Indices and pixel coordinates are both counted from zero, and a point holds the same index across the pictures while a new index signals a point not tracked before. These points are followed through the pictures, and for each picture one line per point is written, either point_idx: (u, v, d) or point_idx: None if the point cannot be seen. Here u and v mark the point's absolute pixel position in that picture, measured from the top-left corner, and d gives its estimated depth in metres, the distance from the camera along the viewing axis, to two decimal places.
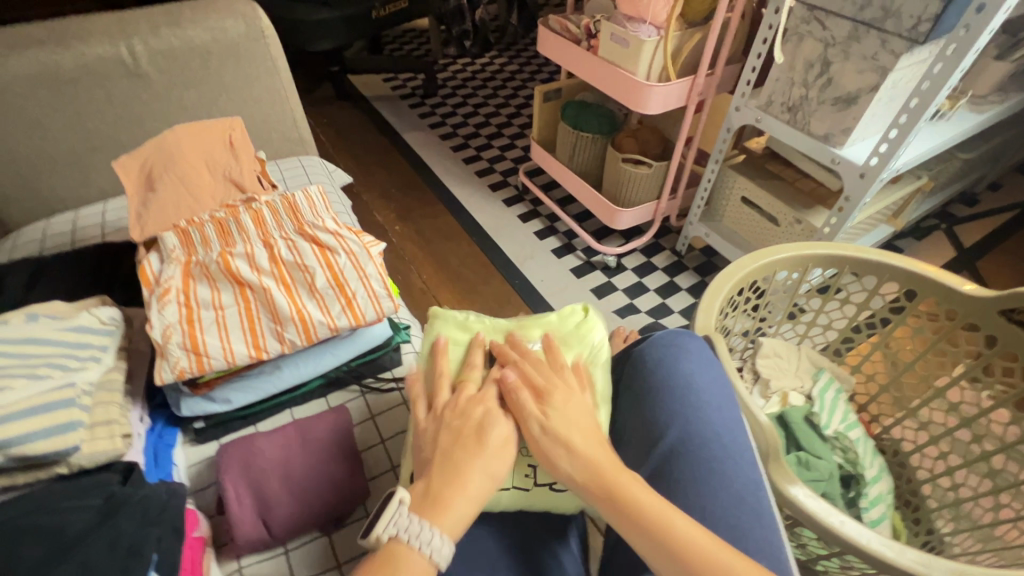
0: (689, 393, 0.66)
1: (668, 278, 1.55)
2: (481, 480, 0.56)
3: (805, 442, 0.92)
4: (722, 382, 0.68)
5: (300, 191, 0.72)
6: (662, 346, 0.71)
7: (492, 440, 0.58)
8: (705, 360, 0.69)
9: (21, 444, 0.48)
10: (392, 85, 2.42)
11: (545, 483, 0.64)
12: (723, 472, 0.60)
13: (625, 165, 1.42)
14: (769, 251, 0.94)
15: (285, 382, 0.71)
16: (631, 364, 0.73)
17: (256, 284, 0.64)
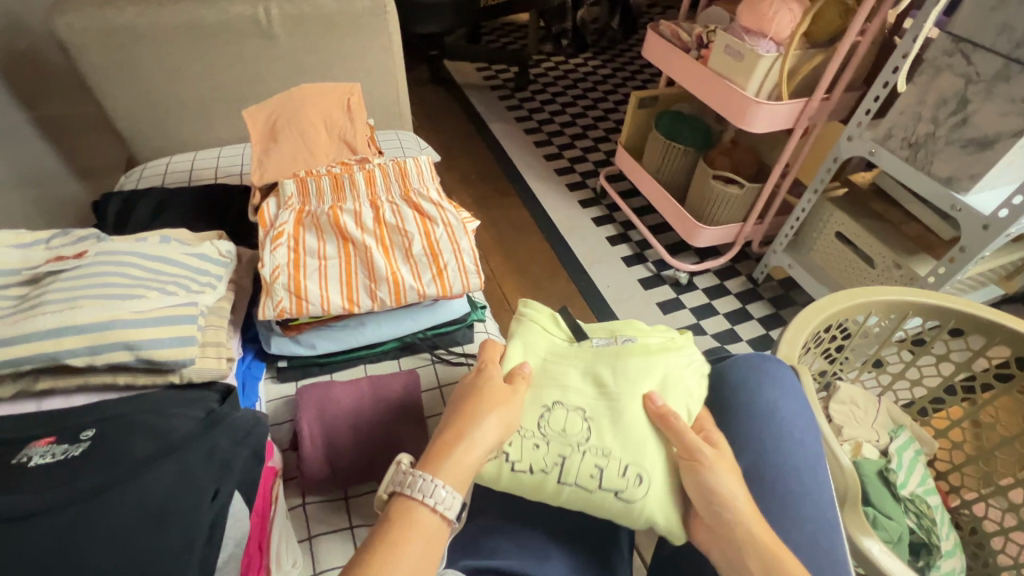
0: (773, 422, 0.64)
1: (739, 304, 1.50)
2: (490, 440, 0.56)
3: (876, 498, 0.85)
4: (810, 418, 0.64)
5: (411, 158, 0.73)
6: (746, 369, 0.69)
7: (491, 398, 0.58)
8: (791, 391, 0.66)
9: (147, 348, 0.52)
10: (485, 76, 2.46)
11: (611, 489, 0.59)
12: (798, 509, 0.58)
13: (715, 182, 1.38)
14: (870, 290, 0.88)
15: (366, 338, 0.74)
16: (712, 383, 0.72)
17: (359, 242, 0.67)
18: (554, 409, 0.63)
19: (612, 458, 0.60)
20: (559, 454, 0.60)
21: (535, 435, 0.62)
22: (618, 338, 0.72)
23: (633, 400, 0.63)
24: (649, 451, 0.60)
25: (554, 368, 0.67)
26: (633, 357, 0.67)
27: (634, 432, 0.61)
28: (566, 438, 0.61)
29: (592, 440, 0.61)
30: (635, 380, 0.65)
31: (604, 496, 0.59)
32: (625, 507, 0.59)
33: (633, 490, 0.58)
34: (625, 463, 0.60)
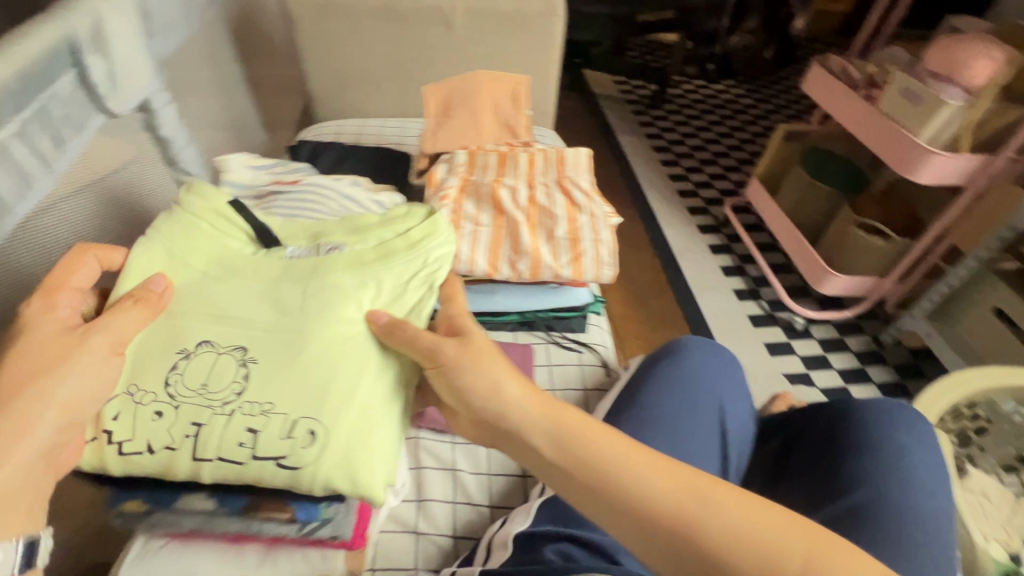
0: (897, 463, 0.66)
1: (858, 364, 1.39)
2: (45, 428, 0.41)
3: None
4: (937, 474, 0.66)
5: (571, 149, 0.79)
6: (870, 410, 0.71)
7: (59, 363, 0.43)
8: (922, 441, 0.69)
9: None
10: (621, 89, 2.48)
11: (273, 458, 0.48)
12: (918, 548, 0.58)
13: (857, 230, 1.29)
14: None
15: (494, 306, 0.81)
16: (831, 415, 0.73)
17: (511, 216, 0.73)
18: (195, 354, 0.50)
19: (273, 417, 0.49)
20: (192, 423, 0.48)
21: (169, 394, 0.49)
22: (318, 246, 0.59)
23: (319, 342, 0.51)
24: (332, 396, 0.50)
25: (215, 288, 0.54)
26: (339, 271, 0.56)
27: (306, 372, 0.50)
28: (205, 395, 0.49)
29: (245, 395, 0.49)
30: (320, 313, 0.52)
31: (263, 463, 0.48)
32: (288, 475, 0.49)
33: (302, 453, 0.48)
34: (290, 423, 0.49)
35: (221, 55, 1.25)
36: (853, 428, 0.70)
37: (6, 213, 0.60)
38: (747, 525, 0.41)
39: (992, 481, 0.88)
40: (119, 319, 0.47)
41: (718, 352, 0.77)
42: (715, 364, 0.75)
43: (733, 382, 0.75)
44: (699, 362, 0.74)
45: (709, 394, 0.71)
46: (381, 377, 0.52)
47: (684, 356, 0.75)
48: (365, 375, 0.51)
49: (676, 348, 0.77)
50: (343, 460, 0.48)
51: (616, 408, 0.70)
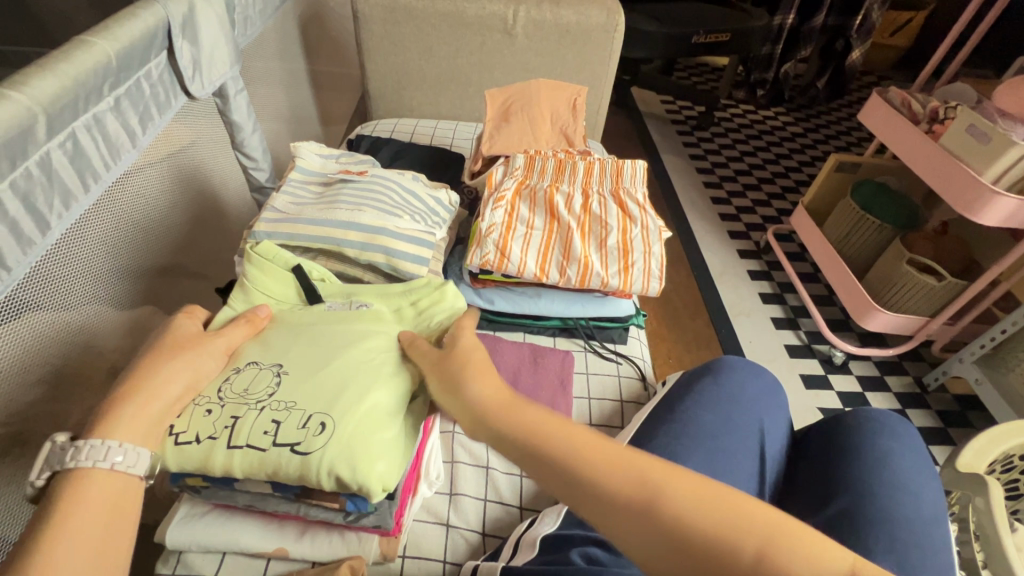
0: (884, 467, 0.64)
1: (898, 405, 1.34)
2: (169, 391, 0.47)
3: None
4: (928, 481, 0.63)
5: (628, 161, 0.80)
6: (861, 417, 0.70)
7: (186, 351, 0.50)
8: (909, 448, 0.67)
9: (396, 259, 0.66)
10: (668, 109, 2.48)
11: (285, 445, 0.48)
12: (904, 552, 0.55)
13: (908, 266, 1.26)
14: None
15: (536, 309, 0.81)
16: (827, 425, 0.72)
17: (565, 222, 0.74)
18: (246, 368, 0.53)
19: (293, 411, 0.49)
20: (230, 415, 0.49)
21: (209, 400, 0.50)
22: (352, 302, 0.63)
23: (345, 357, 0.54)
24: (347, 398, 0.51)
25: (264, 332, 0.57)
26: (361, 319, 0.60)
27: (329, 379, 0.52)
28: (242, 398, 0.50)
29: (275, 396, 0.51)
30: (348, 340, 0.56)
31: (278, 453, 0.47)
32: (300, 466, 0.47)
33: (313, 441, 0.48)
34: (309, 414, 0.49)
35: (291, 50, 1.31)
36: (846, 435, 0.68)
37: (99, 180, 0.64)
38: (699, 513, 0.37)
39: None
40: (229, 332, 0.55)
41: (760, 373, 0.76)
42: (755, 385, 0.73)
43: (771, 400, 0.73)
44: (741, 381, 0.73)
45: (751, 414, 0.70)
46: (395, 388, 0.54)
47: (726, 374, 0.74)
48: (381, 388, 0.53)
49: (718, 366, 0.76)
50: (348, 450, 0.48)
51: (653, 420, 0.70)
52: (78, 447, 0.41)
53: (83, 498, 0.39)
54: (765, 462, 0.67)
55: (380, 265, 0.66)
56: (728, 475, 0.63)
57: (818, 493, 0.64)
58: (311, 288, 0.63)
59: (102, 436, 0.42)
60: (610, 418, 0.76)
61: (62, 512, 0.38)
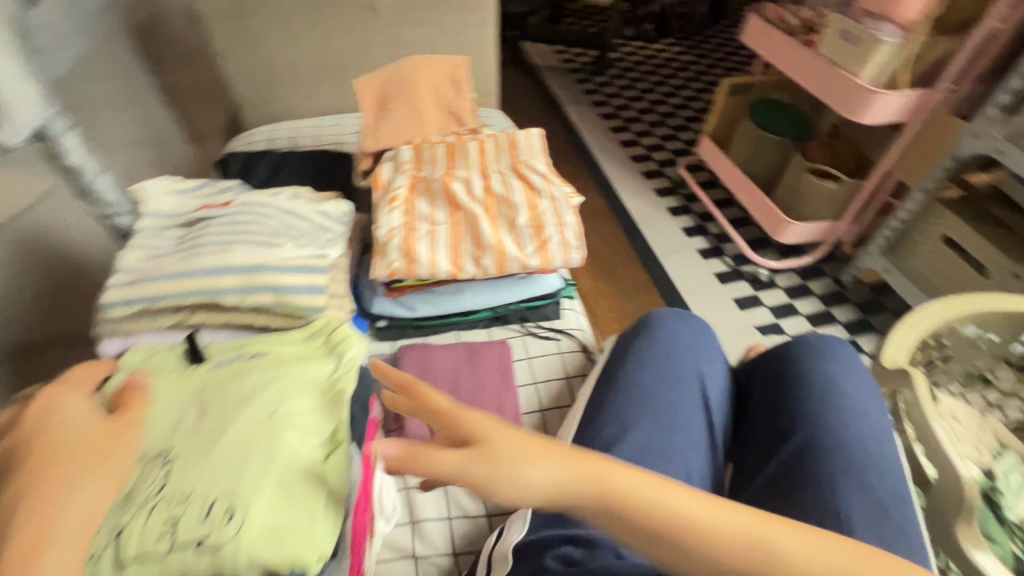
0: (829, 391, 0.66)
1: (822, 306, 1.43)
2: (86, 516, 0.37)
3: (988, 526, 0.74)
4: (868, 393, 0.66)
5: (522, 131, 0.75)
6: (799, 346, 0.72)
7: (85, 451, 0.40)
8: (842, 365, 0.69)
9: (289, 293, 0.59)
10: (563, 60, 2.43)
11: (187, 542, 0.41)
12: (861, 474, 0.57)
13: (809, 175, 1.31)
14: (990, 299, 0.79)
15: (462, 306, 0.77)
16: (769, 359, 0.74)
17: (469, 210, 0.69)
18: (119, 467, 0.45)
19: (191, 502, 0.43)
20: (111, 527, 0.42)
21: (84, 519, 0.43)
22: (243, 354, 0.57)
23: (241, 423, 0.48)
24: (253, 467, 0.45)
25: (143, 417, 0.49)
26: (255, 372, 0.54)
27: (228, 452, 0.46)
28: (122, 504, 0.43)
29: (166, 488, 0.44)
30: (242, 401, 0.50)
31: (181, 557, 0.41)
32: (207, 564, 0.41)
33: (221, 532, 0.42)
34: (210, 500, 0.43)
35: (127, 66, 1.13)
36: (791, 366, 0.70)
37: None
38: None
39: (960, 405, 0.89)
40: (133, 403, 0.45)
41: (688, 320, 0.76)
42: (687, 333, 0.73)
43: (707, 345, 0.73)
44: (675, 333, 0.73)
45: (689, 363, 0.70)
46: (311, 440, 0.49)
47: (658, 329, 0.73)
48: (285, 445, 0.47)
49: (651, 323, 0.75)
50: (269, 530, 0.43)
51: (600, 393, 0.68)
52: None
53: None
54: (711, 408, 0.68)
55: (271, 304, 0.59)
56: (683, 430, 0.63)
57: (771, 430, 0.66)
58: (193, 349, 0.56)
59: None
60: (558, 399, 0.74)
61: None
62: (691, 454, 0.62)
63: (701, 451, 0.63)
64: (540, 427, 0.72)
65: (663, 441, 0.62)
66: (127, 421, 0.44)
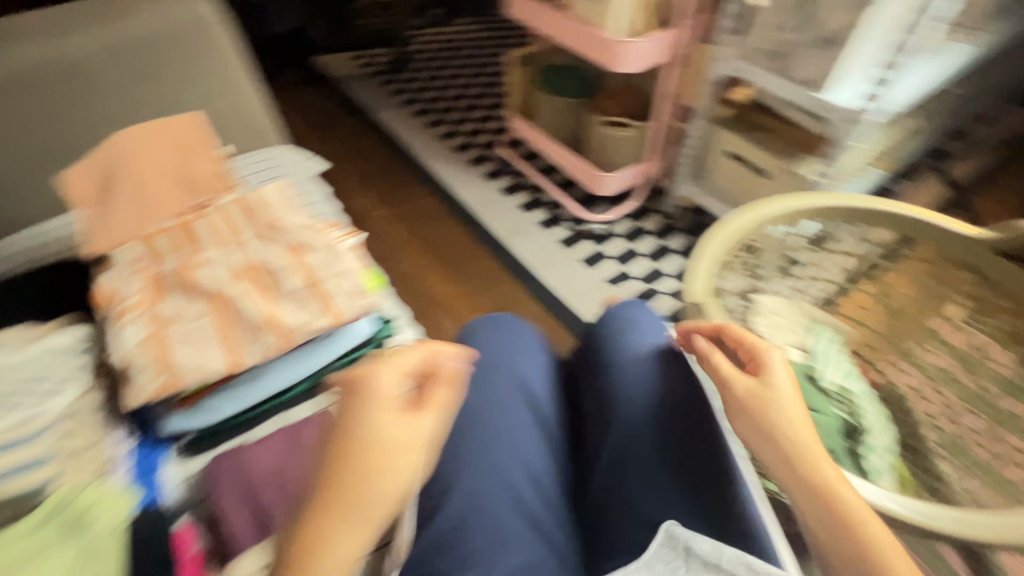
0: (641, 358, 0.68)
1: (658, 241, 1.53)
2: (340, 555, 0.43)
3: (809, 400, 0.83)
4: (672, 346, 0.70)
5: (265, 188, 0.69)
6: (611, 322, 0.75)
7: (341, 495, 0.44)
8: (648, 328, 0.73)
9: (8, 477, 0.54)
10: (362, 65, 2.30)
11: None
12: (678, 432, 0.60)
13: (604, 129, 1.39)
14: (753, 207, 0.89)
15: (270, 389, 0.69)
16: (591, 340, 0.76)
17: (226, 294, 0.61)
18: None
19: None
20: None
21: None
22: None
23: None
24: None
25: None
26: None
27: None
28: None
29: None
30: None
31: None
32: None
33: None
34: None
35: None
36: (605, 343, 0.72)
37: None
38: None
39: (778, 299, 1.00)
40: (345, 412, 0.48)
41: (503, 324, 0.77)
42: (502, 341, 0.74)
43: (524, 342, 0.75)
44: (489, 345, 0.74)
45: (507, 365, 0.70)
46: None
47: (470, 345, 0.74)
48: None
49: (466, 341, 0.75)
50: None
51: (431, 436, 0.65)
52: None
53: None
54: (539, 403, 0.69)
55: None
56: (517, 446, 0.62)
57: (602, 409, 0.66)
58: None
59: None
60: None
61: None
62: (528, 460, 0.61)
63: (538, 451, 0.63)
64: None
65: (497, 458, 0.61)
66: (349, 459, 0.45)
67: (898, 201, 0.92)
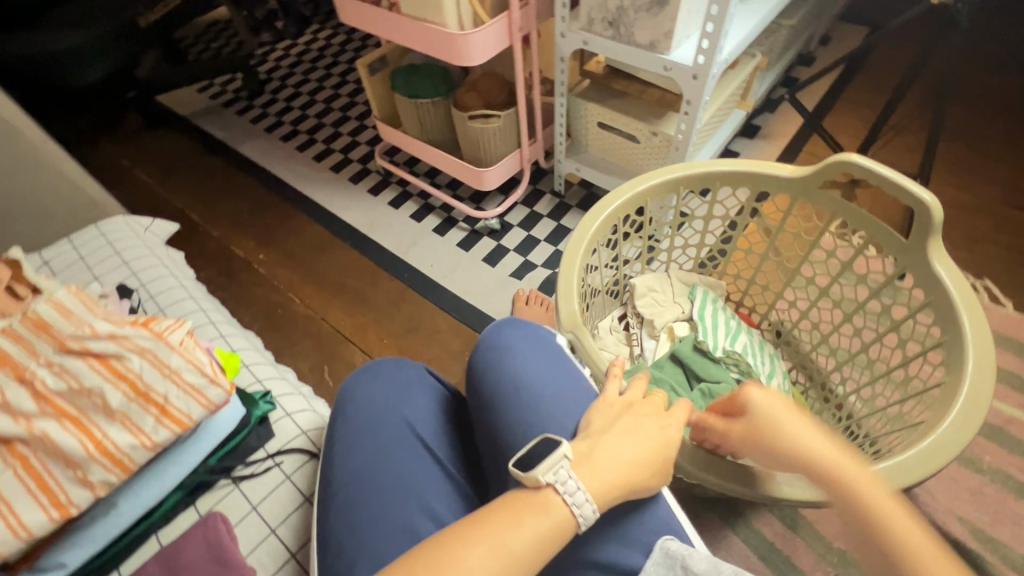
0: (516, 390, 0.67)
1: (555, 223, 1.51)
2: (606, 479, 0.51)
3: (701, 372, 0.92)
4: (546, 366, 0.70)
5: (45, 302, 0.56)
6: (487, 352, 0.73)
7: (624, 426, 0.56)
8: (524, 353, 0.71)
9: None
10: (211, 95, 2.08)
11: None
12: None
13: (473, 123, 1.32)
14: (605, 202, 0.89)
15: (129, 516, 0.60)
16: (470, 375, 0.75)
17: (27, 435, 0.51)
18: None
19: None
20: None
21: None
22: None
23: None
24: None
25: None
26: None
27: None
28: None
29: None
30: None
31: None
32: None
33: None
34: None
35: None
36: (481, 377, 0.72)
37: None
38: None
39: (652, 275, 1.07)
40: (645, 417, 0.58)
41: (381, 368, 0.76)
42: (379, 390, 0.72)
43: (408, 388, 0.73)
44: (366, 399, 0.72)
45: (393, 416, 0.70)
46: None
47: (351, 405, 0.71)
48: None
49: (342, 400, 0.73)
50: None
51: (328, 515, 0.64)
52: (565, 477, 0.50)
53: (527, 530, 0.47)
54: (430, 446, 0.69)
55: None
56: (403, 501, 0.62)
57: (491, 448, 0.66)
58: None
59: (554, 491, 0.49)
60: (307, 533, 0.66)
61: (513, 526, 0.47)
62: (434, 510, 0.62)
63: (443, 496, 0.64)
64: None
65: (402, 521, 0.61)
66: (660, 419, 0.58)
67: (728, 158, 0.92)
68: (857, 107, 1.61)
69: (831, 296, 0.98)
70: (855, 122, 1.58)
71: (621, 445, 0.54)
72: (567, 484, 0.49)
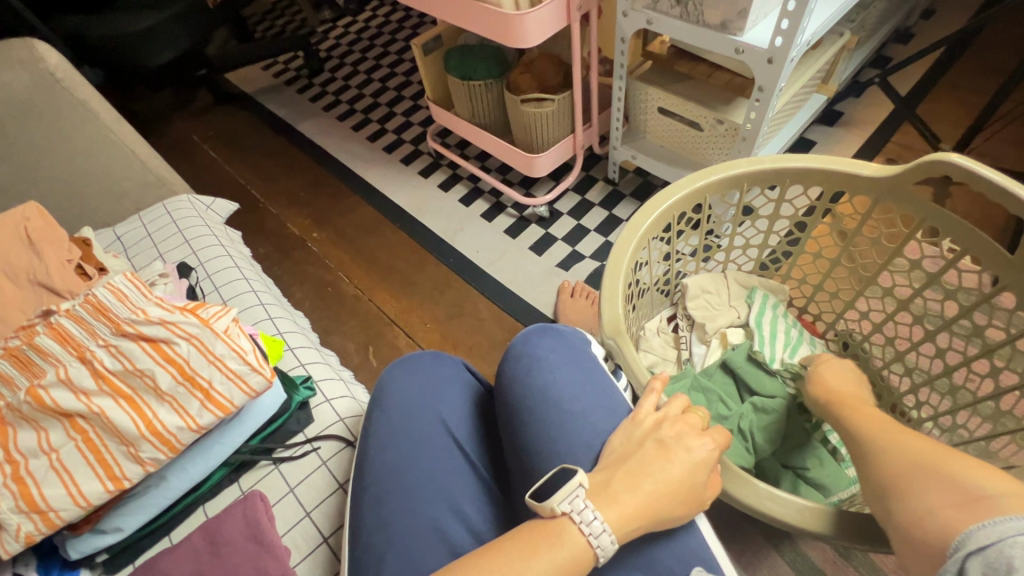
0: (548, 402, 0.65)
1: (606, 213, 1.45)
2: (628, 509, 0.50)
3: (754, 385, 0.85)
4: (581, 377, 0.67)
5: (102, 286, 0.57)
6: (519, 358, 0.72)
7: (654, 451, 0.53)
8: (557, 362, 0.69)
9: None
10: (275, 73, 2.14)
11: None
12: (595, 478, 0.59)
13: (526, 107, 1.28)
14: (659, 197, 0.83)
15: (178, 489, 0.64)
16: (500, 380, 0.73)
17: (87, 412, 0.54)
18: None
19: None
20: None
21: None
22: None
23: None
24: None
25: None
26: None
27: None
28: None
29: None
30: None
31: None
32: None
33: None
34: None
35: None
36: (512, 384, 0.70)
37: None
38: (954, 515, 0.45)
39: (707, 275, 1.00)
40: (680, 439, 0.54)
41: (417, 362, 0.76)
42: (414, 385, 0.72)
43: (442, 385, 0.73)
44: (401, 393, 0.72)
45: (427, 414, 0.69)
46: None
47: (385, 398, 0.72)
48: None
49: (379, 391, 0.74)
50: None
51: (359, 505, 0.65)
52: (581, 507, 0.49)
53: (537, 560, 0.47)
54: (461, 445, 0.68)
55: None
56: (430, 500, 0.62)
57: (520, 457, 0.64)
58: None
59: (569, 522, 0.49)
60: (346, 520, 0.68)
61: (526, 554, 0.47)
62: (465, 514, 0.62)
63: (472, 498, 0.64)
64: (325, 561, 0.64)
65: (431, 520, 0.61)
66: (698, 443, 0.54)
67: (802, 152, 0.84)
68: (961, 91, 1.43)
69: (910, 311, 0.88)
70: (957, 109, 1.40)
71: (646, 472, 0.52)
72: (582, 512, 0.49)
